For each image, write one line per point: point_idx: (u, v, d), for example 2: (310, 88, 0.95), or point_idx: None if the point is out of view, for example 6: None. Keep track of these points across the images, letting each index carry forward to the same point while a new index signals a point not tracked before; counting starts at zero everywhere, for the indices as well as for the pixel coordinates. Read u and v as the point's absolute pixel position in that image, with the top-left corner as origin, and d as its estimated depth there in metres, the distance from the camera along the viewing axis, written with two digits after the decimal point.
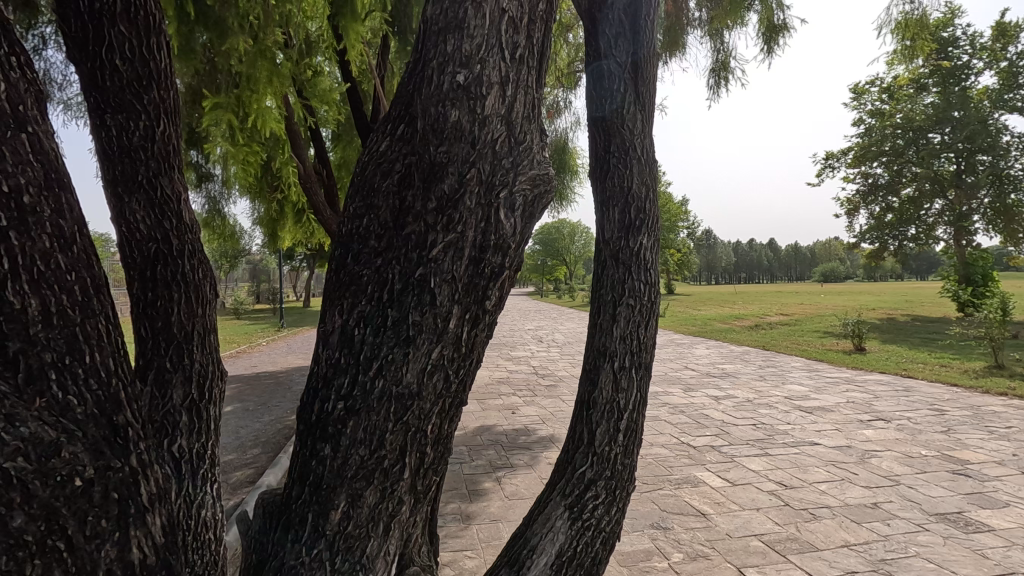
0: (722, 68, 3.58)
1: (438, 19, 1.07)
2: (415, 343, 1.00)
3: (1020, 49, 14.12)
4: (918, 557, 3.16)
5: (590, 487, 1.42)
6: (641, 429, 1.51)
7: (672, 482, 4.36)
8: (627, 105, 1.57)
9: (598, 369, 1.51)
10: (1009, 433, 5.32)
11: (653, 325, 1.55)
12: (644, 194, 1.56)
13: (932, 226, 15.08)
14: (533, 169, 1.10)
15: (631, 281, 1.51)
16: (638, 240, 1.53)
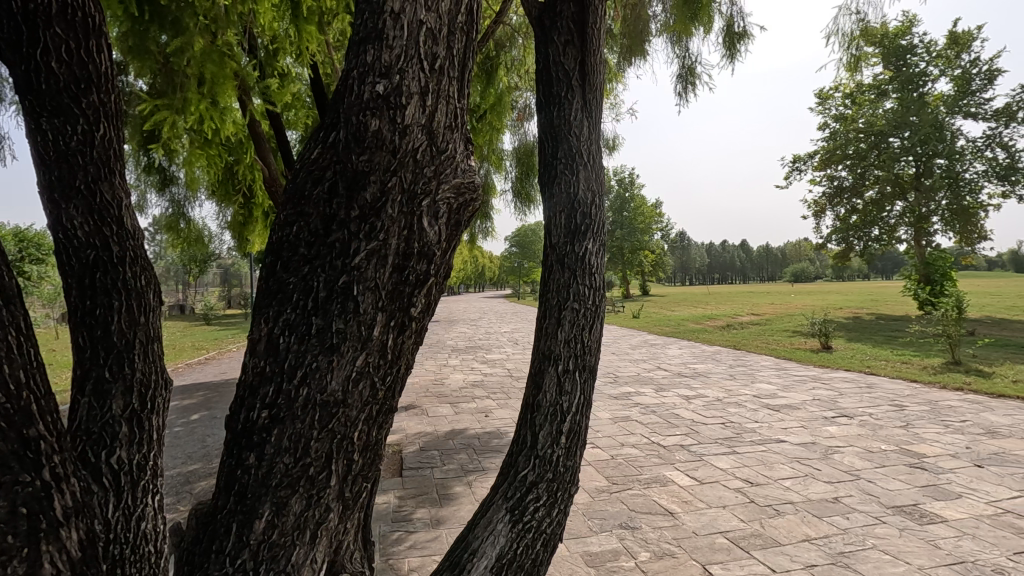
0: (689, 74, 3.65)
1: (360, 30, 1.09)
2: (339, 351, 1.01)
3: (973, 57, 14.72)
4: (875, 549, 3.25)
5: (532, 489, 1.44)
6: (584, 430, 1.54)
7: (641, 481, 4.42)
8: (575, 113, 1.60)
9: (542, 372, 1.53)
10: (964, 427, 5.53)
11: (597, 327, 1.58)
12: (590, 199, 1.59)
13: (893, 227, 15.56)
14: (457, 179, 1.13)
15: (576, 285, 1.54)
16: (583, 245, 1.56)
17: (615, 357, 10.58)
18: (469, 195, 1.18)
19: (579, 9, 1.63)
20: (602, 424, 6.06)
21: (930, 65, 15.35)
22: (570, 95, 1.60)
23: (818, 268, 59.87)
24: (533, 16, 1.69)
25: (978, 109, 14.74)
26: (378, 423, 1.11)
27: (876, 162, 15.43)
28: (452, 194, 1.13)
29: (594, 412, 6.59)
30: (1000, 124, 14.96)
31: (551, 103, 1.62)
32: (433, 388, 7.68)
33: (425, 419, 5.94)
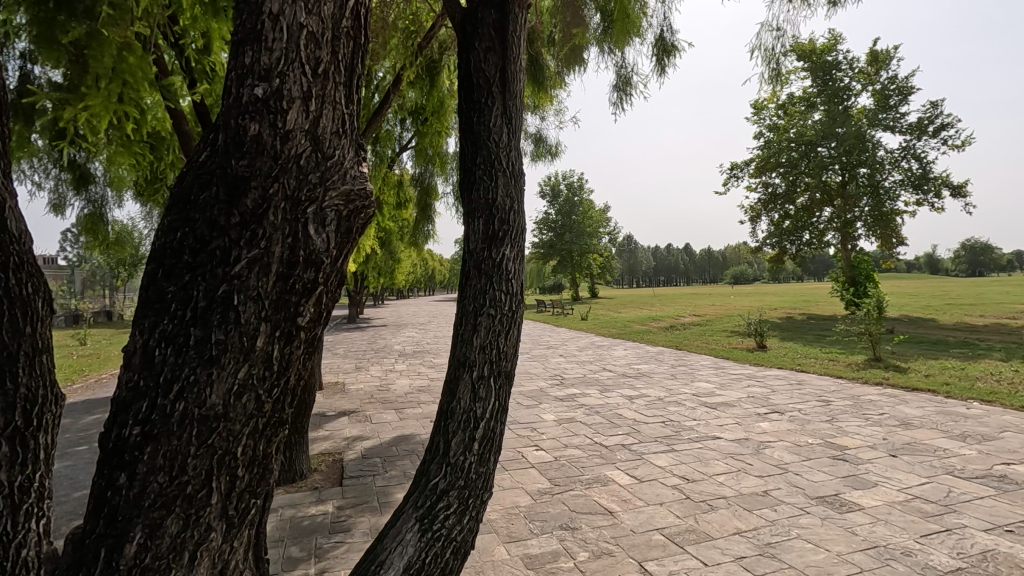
0: (625, 85, 3.75)
1: (239, 32, 1.12)
2: (219, 363, 1.03)
3: (891, 74, 15.85)
4: (798, 538, 3.42)
5: (443, 497, 1.44)
6: (500, 437, 1.55)
7: (583, 482, 4.48)
8: (495, 116, 1.62)
9: (456, 379, 1.55)
10: (881, 420, 5.91)
11: (514, 333, 1.61)
12: (510, 204, 1.60)
13: (822, 232, 16.47)
14: (345, 185, 1.17)
15: (492, 291, 1.56)
16: (500, 252, 1.58)
17: (563, 359, 10.70)
18: (359, 201, 1.22)
19: (500, 15, 1.66)
20: (547, 426, 6.11)
21: (853, 81, 16.40)
22: (491, 101, 1.62)
23: (756, 270, 62.77)
24: (455, 21, 1.72)
25: (895, 123, 15.86)
26: (268, 434, 1.12)
27: (806, 170, 16.33)
28: (341, 201, 1.17)
29: (540, 414, 6.63)
30: (915, 138, 16.15)
31: (472, 108, 1.64)
32: (377, 394, 7.53)
33: (368, 426, 5.82)
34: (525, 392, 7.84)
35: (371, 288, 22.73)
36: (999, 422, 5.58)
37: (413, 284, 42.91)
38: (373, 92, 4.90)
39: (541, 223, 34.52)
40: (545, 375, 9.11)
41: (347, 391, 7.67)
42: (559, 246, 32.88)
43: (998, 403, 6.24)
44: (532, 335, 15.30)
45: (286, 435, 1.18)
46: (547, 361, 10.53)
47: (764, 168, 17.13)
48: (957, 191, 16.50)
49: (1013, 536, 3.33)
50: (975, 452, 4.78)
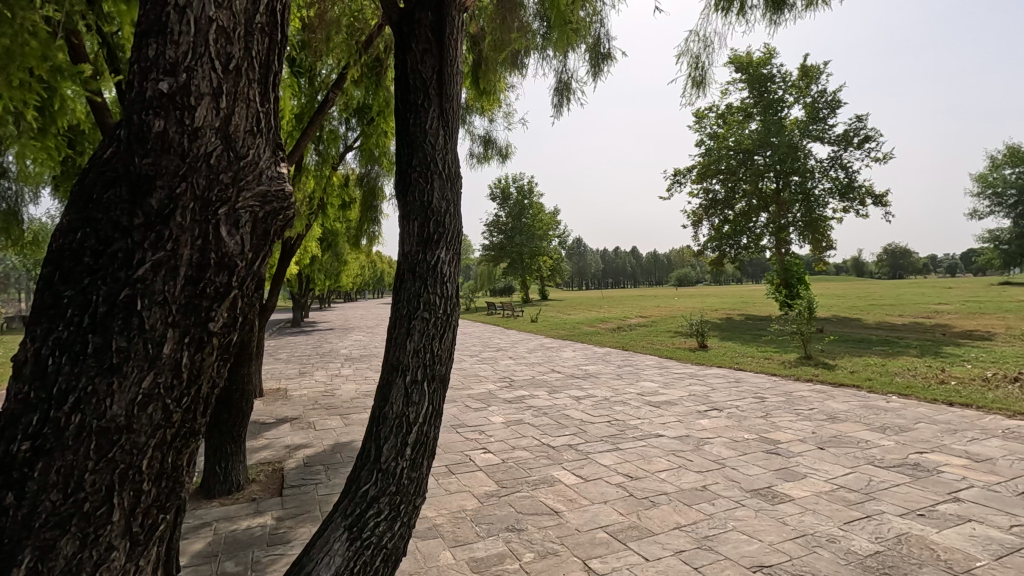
0: (565, 89, 3.81)
1: (144, 22, 1.09)
2: (121, 372, 1.01)
3: (820, 88, 16.84)
4: (734, 530, 3.57)
5: (373, 504, 1.45)
6: (432, 441, 1.58)
7: (530, 483, 4.51)
8: (431, 118, 1.66)
9: (389, 383, 1.57)
10: (811, 414, 6.26)
11: (448, 336, 1.64)
12: (444, 209, 1.64)
13: (759, 236, 17.30)
14: (261, 187, 1.18)
15: (427, 294, 1.59)
16: (435, 255, 1.62)
17: (512, 361, 10.74)
18: (278, 202, 1.23)
19: (437, 18, 1.69)
20: (495, 428, 6.12)
21: (786, 94, 17.31)
22: (428, 104, 1.65)
23: (699, 272, 65.11)
24: (393, 21, 1.73)
25: (824, 134, 16.84)
26: (177, 446, 1.11)
27: (744, 176, 17.11)
28: (256, 202, 1.18)
29: (488, 417, 6.63)
30: (841, 149, 17.22)
31: (408, 109, 1.67)
32: (322, 399, 7.33)
33: (311, 433, 5.65)
34: (474, 395, 7.82)
35: (317, 290, 22.12)
36: (914, 414, 6.01)
37: (360, 286, 42.01)
38: (317, 91, 4.77)
39: (492, 225, 34.58)
40: (494, 377, 9.12)
41: (290, 398, 7.43)
42: (509, 249, 33.03)
43: (914, 396, 6.72)
44: (482, 337, 15.30)
45: (200, 444, 1.17)
46: (496, 363, 10.55)
47: (706, 174, 17.83)
48: (878, 200, 17.70)
49: (925, 519, 3.59)
50: (893, 442, 5.13)
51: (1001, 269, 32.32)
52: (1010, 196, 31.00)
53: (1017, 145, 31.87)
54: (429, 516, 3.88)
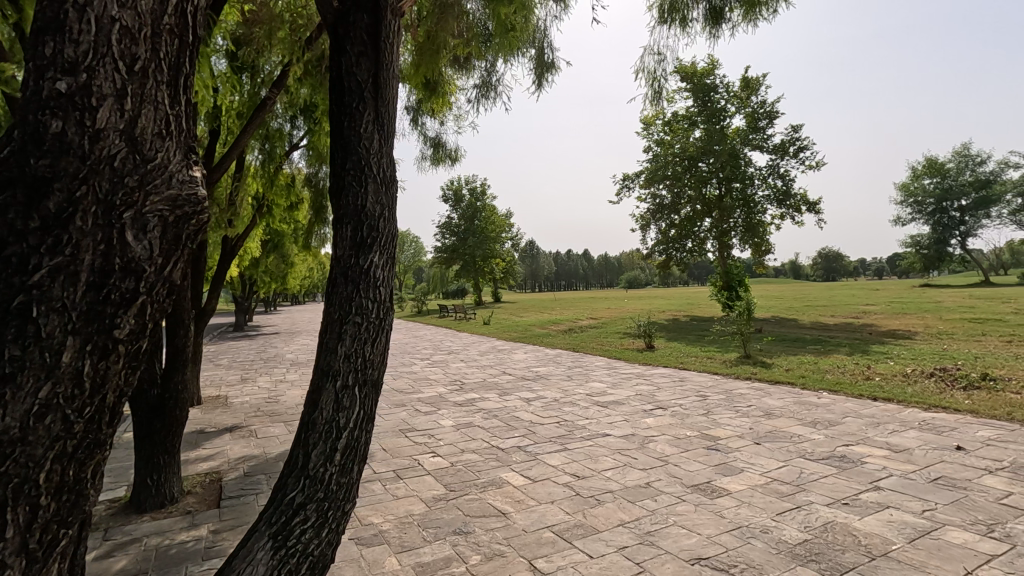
0: None
1: (41, 17, 1.08)
2: (13, 382, 1.01)
3: (759, 99, 17.66)
4: (675, 525, 3.69)
5: (300, 512, 1.55)
6: (361, 445, 1.66)
7: (478, 485, 4.52)
8: (366, 121, 1.71)
9: (319, 389, 1.64)
10: (749, 411, 6.55)
11: (380, 341, 1.72)
12: (378, 213, 1.69)
13: (703, 240, 17.95)
14: (171, 191, 1.20)
15: (359, 298, 1.65)
16: (368, 259, 1.67)
17: (463, 364, 10.71)
18: (188, 207, 1.24)
19: (372, 21, 1.73)
20: (444, 432, 6.09)
21: (729, 103, 18.06)
22: (363, 107, 1.70)
23: (648, 274, 66.87)
24: (327, 21, 1.77)
25: (763, 143, 17.66)
26: (80, 457, 1.12)
27: (689, 182, 17.70)
28: (165, 206, 1.19)
29: (438, 420, 6.59)
30: (777, 158, 18.10)
31: (343, 112, 1.72)
32: (265, 406, 7.08)
33: (253, 441, 5.45)
34: (424, 399, 7.75)
35: (261, 293, 21.35)
36: (842, 408, 6.40)
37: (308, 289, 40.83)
38: (259, 87, 4.58)
39: (444, 228, 34.41)
40: (444, 380, 9.08)
41: (231, 405, 7.13)
42: (462, 251, 32.94)
43: (842, 392, 7.14)
44: (433, 341, 15.17)
45: (107, 455, 1.18)
46: (447, 366, 10.49)
47: (653, 179, 18.35)
48: (812, 207, 18.69)
49: (848, 508, 3.82)
50: (822, 436, 5.43)
51: (921, 273, 34.79)
52: (928, 204, 33.49)
53: (933, 158, 34.54)
54: (375, 522, 3.82)
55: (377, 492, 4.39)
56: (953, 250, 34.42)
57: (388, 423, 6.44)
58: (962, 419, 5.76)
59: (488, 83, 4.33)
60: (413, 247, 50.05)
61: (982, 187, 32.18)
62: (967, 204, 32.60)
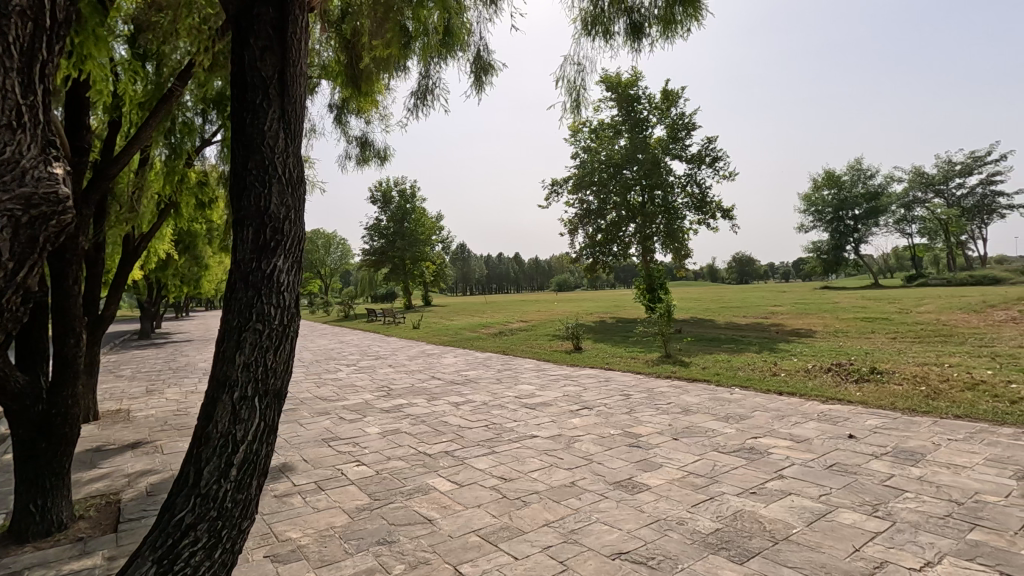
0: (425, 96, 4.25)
1: None
2: None
3: (678, 111, 18.63)
4: (598, 522, 3.79)
5: (190, 533, 1.59)
6: (260, 459, 1.69)
7: (404, 493, 4.44)
8: (271, 119, 1.70)
9: (216, 401, 1.63)
10: (668, 408, 6.85)
11: (284, 348, 1.73)
12: (282, 215, 1.69)
13: (627, 245, 18.64)
14: (23, 188, 1.33)
15: (260, 304, 1.65)
16: (271, 263, 1.67)
17: (391, 369, 10.50)
18: (45, 205, 1.37)
19: (278, 15, 1.72)
20: (370, 439, 5.93)
21: (650, 114, 18.93)
22: (268, 105, 1.69)
23: (577, 277, 68.59)
24: (230, 14, 1.74)
25: (682, 153, 18.61)
26: None
27: (614, 189, 18.32)
28: (17, 206, 1.30)
29: (363, 428, 6.41)
30: (695, 167, 19.13)
31: (246, 108, 1.69)
32: (173, 420, 6.59)
33: (158, 457, 5.06)
34: (349, 406, 7.51)
35: (170, 298, 19.90)
36: (752, 403, 6.83)
37: None
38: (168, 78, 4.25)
39: (373, 230, 33.65)
40: (372, 386, 8.85)
41: (133, 420, 6.58)
42: (391, 253, 32.33)
43: (752, 387, 7.63)
44: (360, 346, 14.76)
45: None
46: (374, 372, 10.23)
47: (581, 185, 18.84)
48: (726, 214, 19.90)
49: (756, 496, 4.07)
50: (733, 429, 5.78)
51: (821, 276, 37.91)
52: (826, 213, 36.57)
53: (831, 171, 37.85)
54: (293, 537, 3.66)
55: (296, 505, 4.19)
56: (848, 256, 37.73)
57: (309, 433, 6.19)
58: (854, 409, 6.31)
59: (425, 88, 4.27)
60: (340, 249, 48.47)
61: (872, 199, 35.62)
62: (859, 213, 35.93)
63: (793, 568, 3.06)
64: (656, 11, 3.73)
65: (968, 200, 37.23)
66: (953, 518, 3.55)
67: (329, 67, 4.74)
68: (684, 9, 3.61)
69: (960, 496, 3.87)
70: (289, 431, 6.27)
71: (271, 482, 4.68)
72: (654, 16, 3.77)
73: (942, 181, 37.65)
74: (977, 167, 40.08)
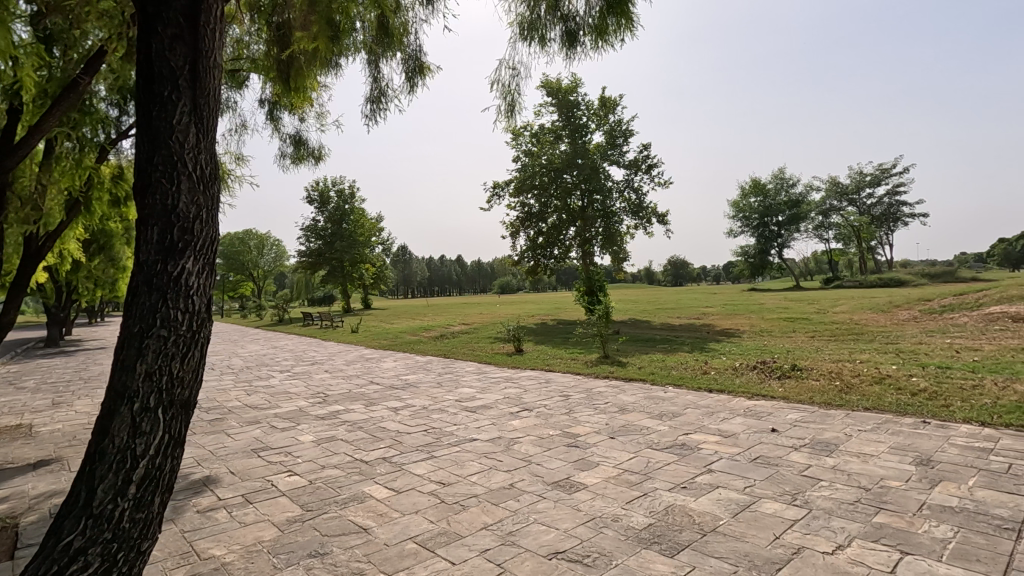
0: (378, 99, 4.22)
1: None
2: None
3: (616, 118, 19.15)
4: (535, 523, 3.82)
5: (79, 557, 1.60)
6: (162, 475, 1.73)
7: (338, 502, 4.30)
8: (181, 113, 1.75)
9: (113, 414, 1.66)
10: (606, 407, 7.01)
11: (193, 356, 1.77)
12: (191, 214, 1.75)
13: (568, 248, 18.95)
14: None
15: (164, 309, 1.69)
16: (179, 265, 1.71)
17: (327, 375, 10.17)
18: None
19: (189, 5, 1.77)
20: (303, 448, 5.71)
21: (589, 120, 19.36)
22: (177, 97, 1.75)
23: (519, 280, 69.08)
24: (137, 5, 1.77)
25: (619, 159, 19.14)
26: None
27: (555, 193, 18.60)
28: None
29: (296, 436, 6.16)
30: (632, 173, 19.72)
31: (152, 99, 1.74)
32: (83, 434, 6.09)
33: (64, 477, 4.65)
34: (281, 414, 7.21)
35: (82, 303, 18.39)
36: (684, 401, 7.11)
37: None
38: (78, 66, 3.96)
39: (310, 231, 32.54)
40: (306, 393, 8.53)
41: (36, 436, 6.03)
42: (328, 255, 31.35)
43: (684, 386, 7.94)
44: (294, 351, 14.20)
45: None
46: (309, 378, 9.87)
47: (522, 188, 18.99)
48: (661, 219, 20.64)
49: (686, 491, 4.23)
50: (666, 427, 5.98)
51: (749, 278, 40.04)
52: (753, 219, 38.66)
53: (757, 180, 40.05)
54: (216, 555, 3.46)
55: (221, 521, 3.97)
56: (772, 260, 39.99)
57: (237, 443, 5.88)
58: (777, 404, 6.69)
59: (380, 91, 4.19)
60: (274, 250, 46.54)
61: (794, 206, 37.93)
62: (783, 219, 38.22)
63: (719, 558, 3.19)
64: (590, 19, 3.82)
65: (876, 208, 40.40)
66: (862, 503, 3.82)
67: (259, 60, 4.54)
68: (617, 20, 3.73)
69: (868, 482, 4.17)
70: (216, 443, 5.94)
71: (194, 497, 4.41)
72: (588, 25, 3.85)
73: (855, 191, 40.63)
74: (885, 179, 43.59)
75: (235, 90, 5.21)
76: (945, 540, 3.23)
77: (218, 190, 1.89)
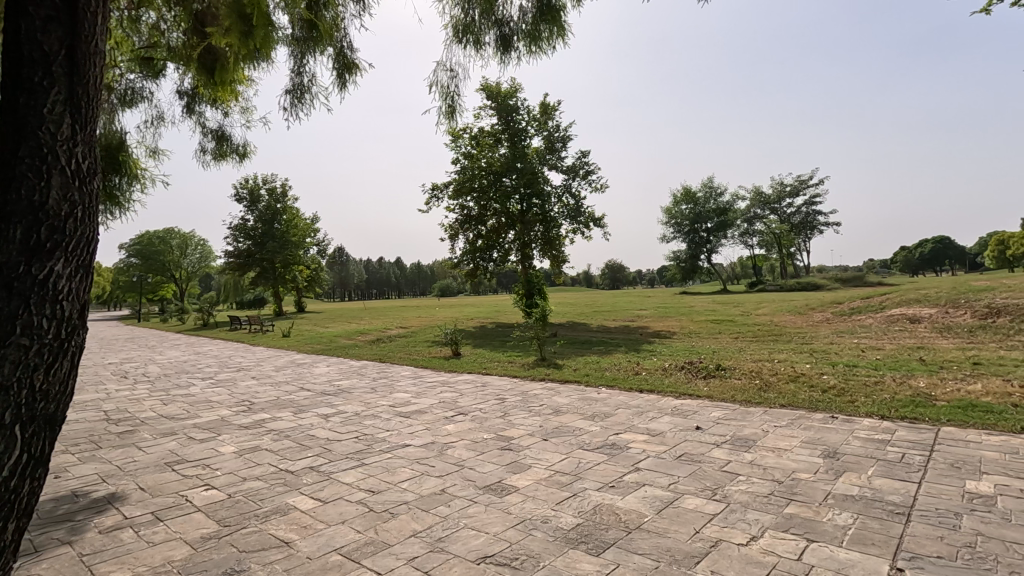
0: (303, 92, 4.08)
1: None
2: None
3: (555, 124, 19.47)
4: (465, 528, 3.78)
5: None
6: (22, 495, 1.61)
7: (259, 515, 4.10)
8: (55, 102, 1.66)
9: None
10: (540, 410, 7.07)
11: (61, 365, 1.68)
12: (63, 212, 1.66)
13: (507, 252, 19.09)
14: None
15: (26, 315, 1.58)
16: (47, 266, 1.62)
17: (253, 382, 9.69)
18: None
19: None
20: (223, 460, 5.41)
21: (529, 125, 19.61)
22: (50, 84, 1.65)
23: (459, 283, 68.86)
24: None
25: (558, 164, 19.48)
26: None
27: (494, 196, 18.66)
28: None
29: (216, 448, 5.83)
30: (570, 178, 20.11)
31: (21, 86, 1.63)
32: None
33: None
34: (201, 424, 6.80)
35: None
36: (616, 401, 7.30)
37: None
38: None
39: (237, 230, 30.97)
40: (229, 402, 8.09)
41: None
42: (259, 256, 30.00)
43: (617, 387, 8.14)
44: (218, 357, 13.43)
45: None
46: (233, 386, 9.37)
47: (462, 191, 18.94)
48: (598, 224, 21.20)
49: (614, 490, 4.33)
50: (598, 427, 6.11)
51: (680, 282, 41.76)
52: (685, 226, 40.36)
53: (688, 188, 41.90)
54: None
55: (126, 541, 3.69)
56: (702, 265, 41.97)
57: (149, 457, 5.49)
58: (702, 403, 6.98)
59: (302, 86, 4.05)
60: (199, 251, 44.06)
61: (722, 214, 39.94)
62: (711, 226, 40.10)
63: (643, 554, 3.28)
64: (523, 26, 3.85)
65: (795, 217, 43.22)
66: (775, 495, 4.04)
67: (177, 50, 4.27)
68: (549, 27, 3.79)
69: (781, 475, 4.43)
70: (124, 457, 5.51)
71: (95, 517, 4.07)
72: (521, 32, 3.88)
73: (776, 201, 43.26)
74: (803, 190, 46.80)
75: (151, 79, 4.89)
76: (846, 527, 3.47)
77: (95, 187, 1.81)
